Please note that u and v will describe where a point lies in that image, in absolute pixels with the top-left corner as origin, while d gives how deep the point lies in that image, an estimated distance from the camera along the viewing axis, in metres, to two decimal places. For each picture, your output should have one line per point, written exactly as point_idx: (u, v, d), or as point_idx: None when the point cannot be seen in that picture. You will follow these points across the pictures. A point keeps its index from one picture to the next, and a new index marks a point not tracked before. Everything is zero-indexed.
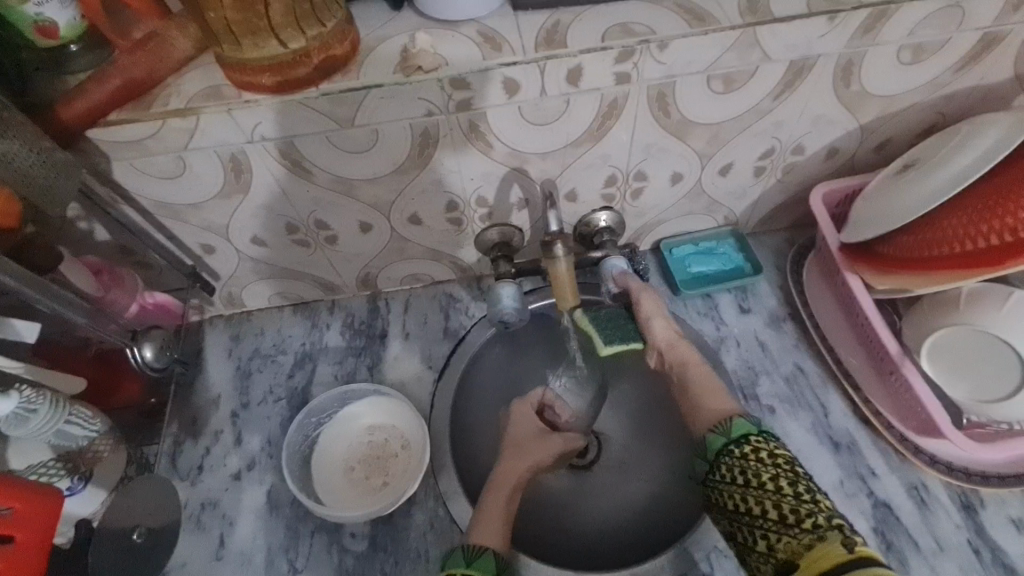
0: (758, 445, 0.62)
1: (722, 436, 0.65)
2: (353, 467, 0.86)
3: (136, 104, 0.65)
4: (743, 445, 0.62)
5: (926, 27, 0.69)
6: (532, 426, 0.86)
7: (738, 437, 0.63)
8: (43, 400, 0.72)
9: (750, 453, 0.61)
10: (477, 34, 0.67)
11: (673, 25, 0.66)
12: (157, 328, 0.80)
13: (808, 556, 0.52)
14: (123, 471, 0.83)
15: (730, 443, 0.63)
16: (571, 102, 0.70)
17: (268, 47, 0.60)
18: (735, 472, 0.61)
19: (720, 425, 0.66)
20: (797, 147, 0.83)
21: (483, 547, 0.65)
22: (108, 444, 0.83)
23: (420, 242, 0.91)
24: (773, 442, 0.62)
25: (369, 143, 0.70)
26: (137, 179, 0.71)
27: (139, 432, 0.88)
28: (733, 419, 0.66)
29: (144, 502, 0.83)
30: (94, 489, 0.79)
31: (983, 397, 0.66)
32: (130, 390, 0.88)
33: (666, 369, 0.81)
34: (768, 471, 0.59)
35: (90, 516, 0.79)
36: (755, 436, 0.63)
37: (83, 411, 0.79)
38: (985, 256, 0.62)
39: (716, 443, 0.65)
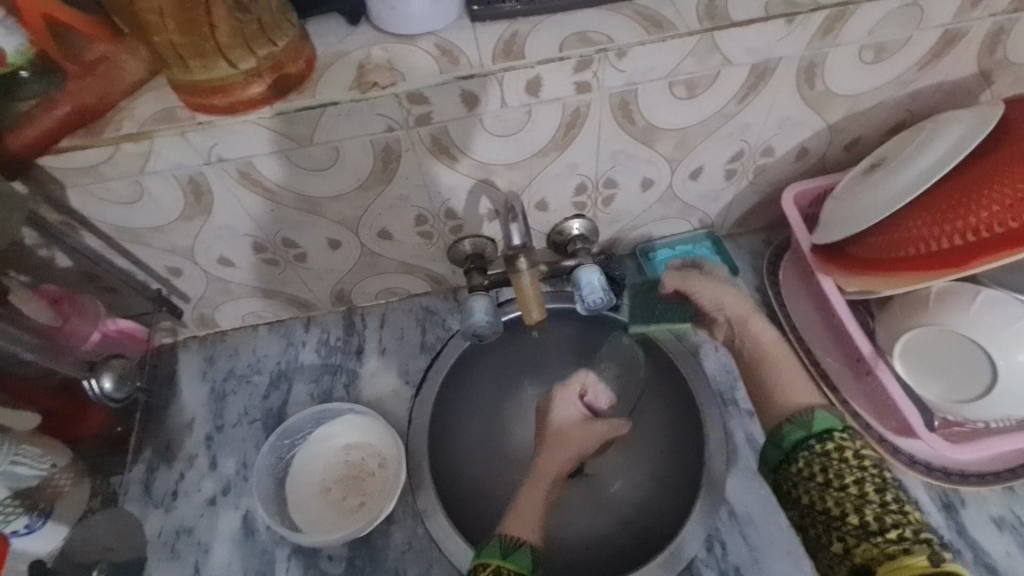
0: (843, 443, 0.67)
1: (800, 428, 0.70)
2: (330, 487, 0.84)
3: (88, 130, 0.63)
4: (825, 439, 0.68)
5: (885, 26, 0.68)
6: (573, 414, 0.89)
7: (820, 433, 0.69)
8: None
9: (832, 450, 0.67)
10: (434, 47, 0.67)
11: (631, 32, 0.66)
12: (116, 357, 0.78)
13: (889, 562, 0.56)
14: (86, 504, 0.82)
15: (812, 437, 0.69)
16: (533, 113, 0.69)
17: (217, 68, 0.59)
18: (813, 470, 0.66)
19: (800, 418, 0.71)
20: (766, 149, 0.83)
21: (518, 540, 0.66)
22: (70, 476, 0.81)
23: (392, 256, 0.90)
24: (857, 441, 0.68)
25: (330, 160, 0.69)
26: (94, 205, 0.70)
27: (105, 462, 0.87)
28: (814, 411, 0.71)
29: (106, 535, 0.82)
30: (54, 525, 0.77)
31: (955, 397, 0.66)
32: (94, 420, 0.86)
33: (737, 341, 0.87)
34: (854, 473, 0.65)
35: (45, 554, 0.77)
36: (839, 434, 0.68)
37: (31, 449, 0.77)
38: (950, 258, 0.62)
39: (793, 435, 0.70)
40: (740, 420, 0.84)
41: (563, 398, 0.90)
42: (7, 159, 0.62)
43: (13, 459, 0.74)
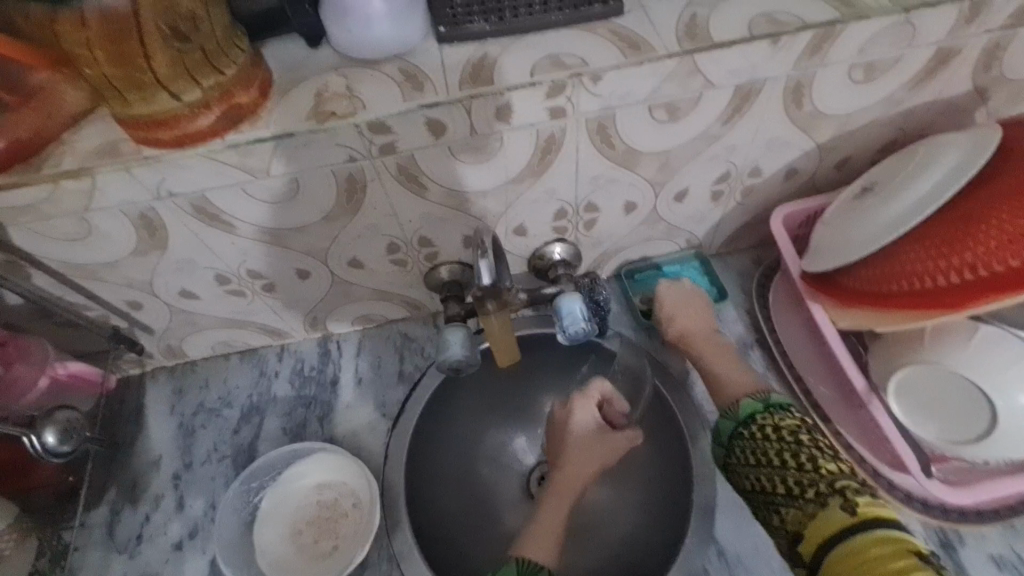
0: (764, 422, 0.69)
1: (731, 418, 0.72)
2: (300, 530, 0.80)
3: (26, 166, 0.60)
4: (749, 424, 0.69)
5: (876, 44, 0.64)
6: (590, 425, 0.83)
7: (745, 419, 0.70)
8: None
9: (757, 432, 0.68)
10: (398, 72, 0.63)
11: (606, 54, 0.62)
12: (61, 410, 0.72)
13: (812, 525, 0.60)
14: (32, 566, 0.77)
15: (741, 425, 0.70)
16: (505, 140, 0.65)
17: (158, 101, 0.55)
18: (747, 458, 0.67)
19: (727, 410, 0.73)
20: (754, 169, 0.79)
21: (539, 564, 0.66)
22: (10, 541, 0.76)
23: (365, 284, 0.86)
24: (779, 415, 0.69)
25: (290, 192, 0.65)
26: (40, 243, 0.66)
27: (52, 517, 0.81)
28: (739, 402, 0.72)
29: None
30: None
31: (952, 437, 0.63)
32: (46, 470, 0.80)
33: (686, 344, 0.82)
34: (774, 447, 0.65)
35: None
36: (761, 415, 0.70)
37: None
38: (945, 296, 0.59)
39: (726, 427, 0.72)
40: None
41: (582, 407, 0.84)
42: None
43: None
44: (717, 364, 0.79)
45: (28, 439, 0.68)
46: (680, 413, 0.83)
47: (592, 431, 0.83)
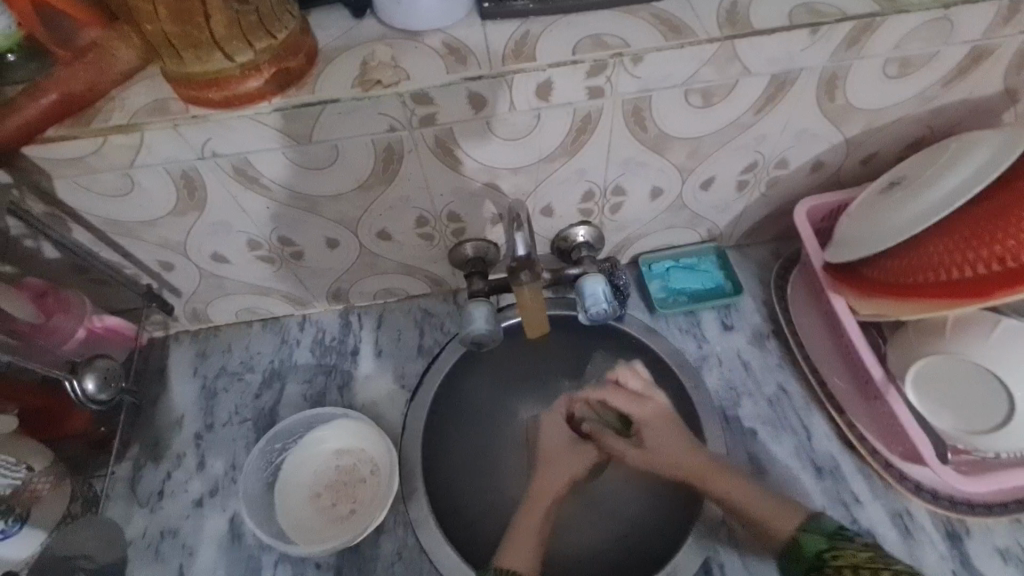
0: (836, 559, 0.60)
1: (795, 559, 0.64)
2: (319, 493, 0.82)
3: (74, 120, 0.61)
4: (823, 563, 0.61)
5: (913, 40, 0.65)
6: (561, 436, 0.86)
7: (817, 559, 0.62)
8: None
9: (837, 564, 0.60)
10: (441, 45, 0.64)
11: (647, 36, 0.63)
12: (100, 357, 0.73)
13: None
14: (67, 508, 0.79)
15: (817, 560, 0.62)
16: (542, 118, 0.67)
17: (212, 60, 0.57)
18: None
19: (806, 531, 0.65)
20: (781, 161, 0.80)
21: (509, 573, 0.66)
22: (48, 480, 0.77)
23: (391, 257, 0.87)
24: (846, 548, 0.61)
25: (329, 159, 0.67)
26: (83, 197, 0.67)
27: (86, 462, 0.84)
28: (798, 537, 0.65)
29: (86, 543, 0.78)
30: (30, 532, 0.73)
31: (973, 428, 0.64)
32: (77, 419, 0.82)
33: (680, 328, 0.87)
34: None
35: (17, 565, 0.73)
36: (828, 552, 0.61)
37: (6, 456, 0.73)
38: (973, 285, 0.59)
39: (798, 566, 0.64)
40: (743, 438, 0.82)
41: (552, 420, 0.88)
42: None
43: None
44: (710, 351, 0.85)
45: (69, 383, 0.70)
46: (695, 398, 0.85)
47: (565, 441, 0.86)
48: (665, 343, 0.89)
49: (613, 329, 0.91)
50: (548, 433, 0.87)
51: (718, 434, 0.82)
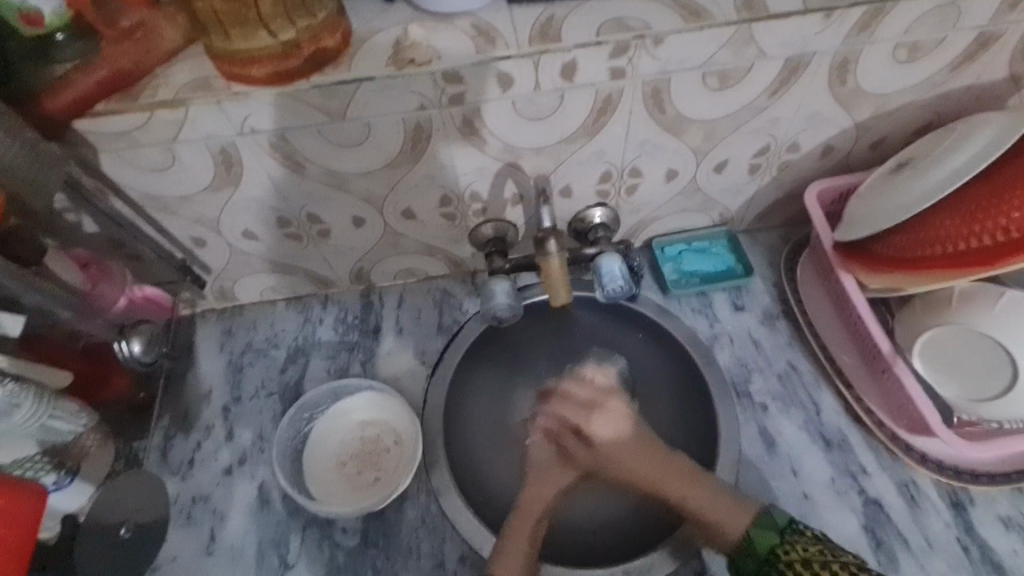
0: (787, 554, 0.68)
1: (750, 556, 0.70)
2: (345, 462, 0.85)
3: (122, 96, 0.64)
4: (773, 563, 0.68)
5: (922, 25, 0.68)
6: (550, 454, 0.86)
7: (767, 556, 0.69)
8: (27, 396, 0.68)
9: (787, 570, 0.67)
10: (470, 27, 0.67)
11: (668, 20, 0.66)
12: (146, 322, 0.77)
13: None
14: (110, 466, 0.82)
15: (764, 564, 0.69)
16: (565, 98, 0.70)
17: (257, 38, 0.61)
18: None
19: (742, 546, 0.71)
20: (792, 144, 0.83)
21: None
22: (96, 439, 0.81)
23: (414, 236, 0.90)
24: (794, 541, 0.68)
25: (360, 136, 0.70)
26: (126, 172, 0.70)
27: (126, 426, 0.86)
28: (750, 533, 0.70)
29: (130, 498, 0.81)
30: (80, 485, 0.78)
31: (976, 396, 0.68)
32: (120, 384, 0.84)
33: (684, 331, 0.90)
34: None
35: (75, 513, 0.78)
36: (779, 551, 0.68)
37: (66, 406, 0.74)
38: (979, 256, 0.63)
39: (748, 566, 0.70)
40: (754, 413, 0.84)
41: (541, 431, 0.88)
42: (44, 122, 0.62)
43: (53, 413, 0.72)
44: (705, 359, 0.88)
45: (119, 345, 0.74)
46: (707, 375, 0.87)
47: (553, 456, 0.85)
48: (679, 322, 0.91)
49: (627, 310, 0.93)
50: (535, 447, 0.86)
51: (730, 409, 0.84)
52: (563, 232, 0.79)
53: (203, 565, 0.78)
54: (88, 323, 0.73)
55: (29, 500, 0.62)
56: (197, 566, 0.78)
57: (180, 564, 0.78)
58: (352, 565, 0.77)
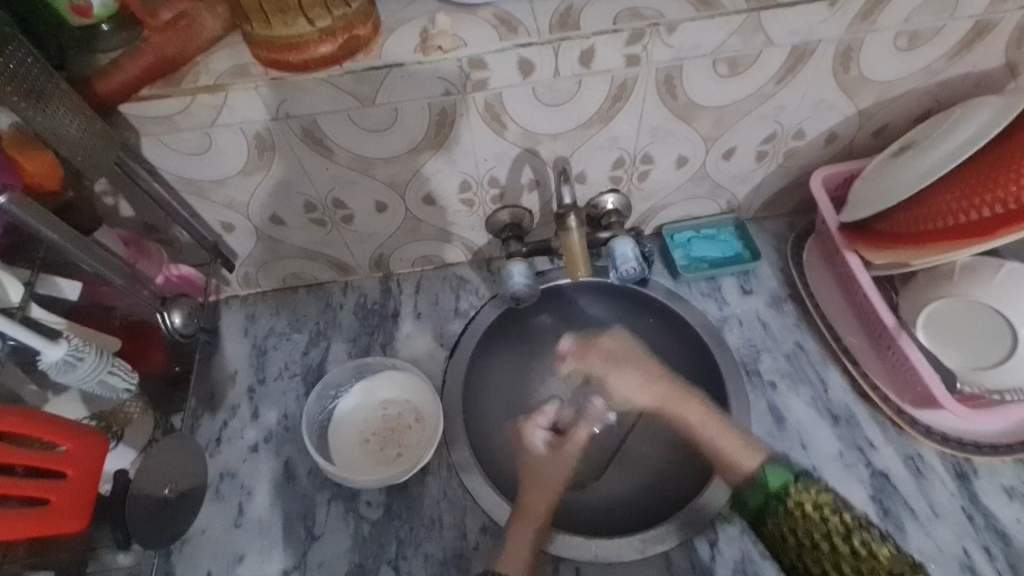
0: (799, 497, 0.70)
1: (760, 488, 0.73)
2: (368, 439, 0.88)
3: (167, 81, 0.68)
4: (782, 498, 0.71)
5: (921, 14, 0.72)
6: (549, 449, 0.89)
7: (777, 491, 0.72)
8: (90, 349, 0.70)
9: (795, 509, 0.69)
10: (493, 17, 0.71)
11: (681, 9, 0.70)
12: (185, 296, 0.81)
13: None
14: (151, 433, 0.81)
15: (772, 497, 0.72)
16: (583, 84, 0.73)
17: (296, 25, 0.65)
18: (784, 522, 0.69)
19: (755, 480, 0.74)
20: (798, 132, 0.86)
21: None
22: (138, 407, 0.81)
23: (432, 222, 0.91)
24: (813, 489, 0.70)
25: (388, 122, 0.73)
26: (164, 155, 0.74)
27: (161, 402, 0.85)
28: (765, 469, 0.73)
29: (171, 463, 0.81)
30: (125, 448, 0.77)
31: (975, 365, 0.73)
32: (156, 356, 0.85)
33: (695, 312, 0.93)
34: (820, 527, 0.67)
35: (127, 469, 0.77)
36: (792, 488, 0.71)
37: (123, 363, 0.75)
38: (975, 228, 0.68)
39: (755, 497, 0.74)
40: (764, 390, 0.86)
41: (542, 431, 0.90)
42: (95, 103, 0.66)
43: (109, 369, 0.73)
44: (715, 338, 0.90)
45: (161, 315, 0.78)
46: (718, 355, 0.89)
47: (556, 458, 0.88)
48: (689, 304, 0.94)
49: (640, 294, 0.96)
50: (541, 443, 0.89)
51: (740, 386, 0.86)
52: (583, 208, 0.81)
53: (232, 537, 0.79)
54: (134, 293, 0.74)
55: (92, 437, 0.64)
56: (225, 539, 0.79)
57: (209, 537, 0.79)
58: (376, 536, 0.78)
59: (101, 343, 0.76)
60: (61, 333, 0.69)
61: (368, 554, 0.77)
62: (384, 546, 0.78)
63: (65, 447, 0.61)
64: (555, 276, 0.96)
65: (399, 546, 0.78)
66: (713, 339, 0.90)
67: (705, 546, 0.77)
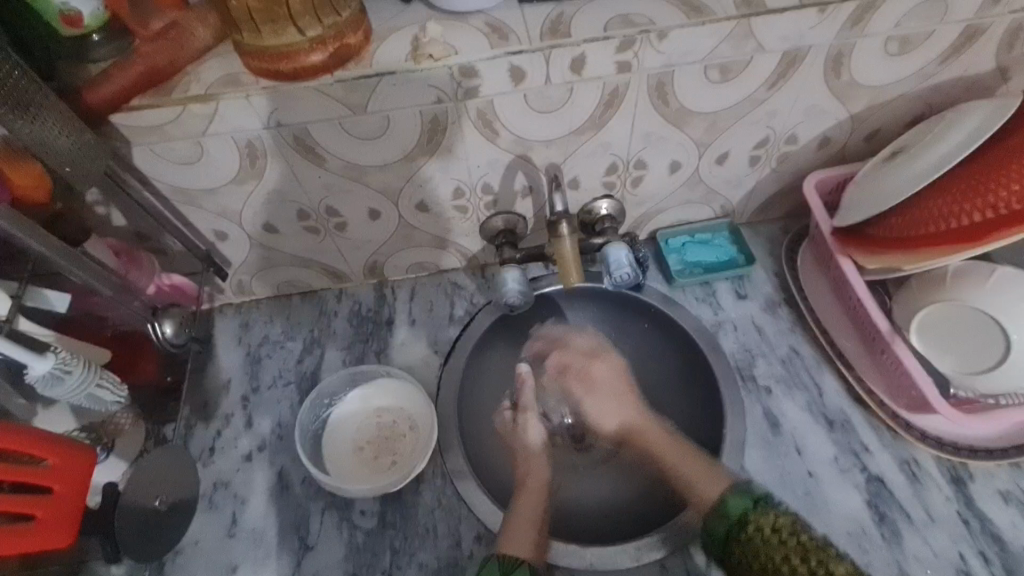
0: (759, 520, 0.68)
1: (721, 515, 0.71)
2: (362, 447, 0.88)
3: (156, 91, 0.68)
4: (742, 526, 0.69)
5: (910, 19, 0.73)
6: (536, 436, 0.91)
7: (738, 518, 0.70)
8: (78, 362, 0.70)
9: (755, 532, 0.67)
10: (484, 25, 0.71)
11: (671, 16, 0.70)
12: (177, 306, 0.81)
13: None
14: (141, 445, 0.81)
15: (734, 526, 0.70)
16: (574, 91, 0.73)
17: (286, 34, 0.65)
18: (751, 550, 0.67)
19: (716, 508, 0.72)
20: (791, 137, 0.86)
21: (517, 560, 0.71)
22: (129, 417, 0.81)
23: (426, 229, 0.91)
24: (769, 512, 0.68)
25: (379, 130, 0.73)
26: (155, 164, 0.74)
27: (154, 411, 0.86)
28: (725, 497, 0.72)
29: (155, 476, 0.79)
30: (116, 459, 0.77)
31: (968, 370, 0.73)
32: (146, 369, 0.84)
33: (690, 317, 0.92)
34: (779, 550, 0.65)
35: (115, 483, 0.76)
36: (751, 514, 0.69)
37: (113, 376, 0.76)
38: (966, 233, 0.68)
39: (720, 527, 0.71)
40: (759, 396, 0.86)
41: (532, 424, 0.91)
42: (85, 114, 0.66)
43: (98, 382, 0.73)
44: (711, 343, 0.90)
45: (152, 325, 0.78)
46: (713, 360, 0.89)
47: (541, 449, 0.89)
48: (683, 308, 0.93)
49: (634, 299, 0.95)
50: (531, 426, 0.91)
51: (734, 392, 0.86)
52: (574, 216, 0.83)
53: (226, 548, 0.78)
54: (123, 305, 0.75)
55: (80, 451, 0.64)
56: (219, 550, 0.78)
57: (202, 548, 0.78)
58: (371, 545, 0.78)
59: (89, 356, 0.76)
60: (49, 347, 0.69)
61: (362, 563, 0.77)
62: (378, 555, 0.77)
63: (51, 462, 0.61)
64: (549, 282, 0.95)
65: (393, 556, 0.77)
66: (708, 344, 0.90)
67: (700, 553, 0.76)
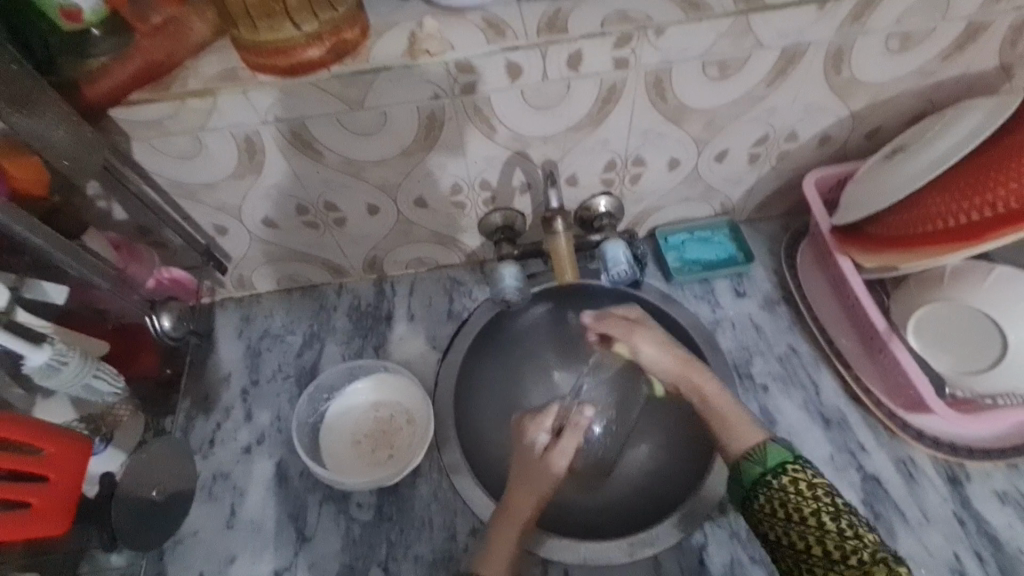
0: (796, 474, 0.66)
1: (755, 463, 0.68)
2: (359, 440, 0.88)
3: (155, 85, 0.69)
4: (779, 473, 0.66)
5: (911, 15, 0.72)
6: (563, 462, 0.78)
7: (774, 467, 0.67)
8: (74, 354, 0.71)
9: (789, 484, 0.65)
10: (482, 20, 0.71)
11: (668, 11, 0.70)
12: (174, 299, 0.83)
13: None
14: (140, 436, 0.82)
15: (767, 472, 0.67)
16: (572, 87, 0.73)
17: (283, 29, 0.66)
18: (779, 498, 0.65)
19: (754, 452, 0.68)
20: (791, 134, 0.85)
21: None
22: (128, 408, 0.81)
23: (426, 224, 0.91)
24: (810, 469, 0.66)
25: (377, 125, 0.74)
26: (154, 158, 0.74)
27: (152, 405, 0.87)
28: (765, 445, 0.68)
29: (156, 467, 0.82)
30: (115, 450, 0.78)
31: (965, 369, 0.73)
32: (147, 361, 0.86)
33: (688, 314, 0.92)
34: (810, 504, 0.63)
35: (114, 472, 0.77)
36: (792, 464, 0.66)
37: (109, 367, 0.77)
38: (965, 231, 0.68)
39: (751, 471, 0.68)
40: (755, 393, 0.86)
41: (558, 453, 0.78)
42: (84, 108, 0.67)
43: (94, 373, 0.75)
44: (708, 341, 0.90)
45: (150, 319, 0.80)
46: (710, 358, 0.89)
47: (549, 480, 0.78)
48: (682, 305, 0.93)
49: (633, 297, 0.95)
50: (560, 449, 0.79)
51: (732, 390, 0.86)
52: (570, 212, 0.82)
53: (225, 539, 0.79)
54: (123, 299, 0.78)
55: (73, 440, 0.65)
56: (218, 540, 0.79)
57: (202, 538, 0.79)
58: (367, 538, 0.79)
59: (86, 348, 0.76)
60: (46, 337, 0.70)
61: (358, 555, 0.78)
62: (375, 548, 0.78)
63: (47, 452, 0.62)
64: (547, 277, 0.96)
65: (389, 548, 0.78)
66: (706, 342, 0.90)
67: (694, 549, 0.76)
